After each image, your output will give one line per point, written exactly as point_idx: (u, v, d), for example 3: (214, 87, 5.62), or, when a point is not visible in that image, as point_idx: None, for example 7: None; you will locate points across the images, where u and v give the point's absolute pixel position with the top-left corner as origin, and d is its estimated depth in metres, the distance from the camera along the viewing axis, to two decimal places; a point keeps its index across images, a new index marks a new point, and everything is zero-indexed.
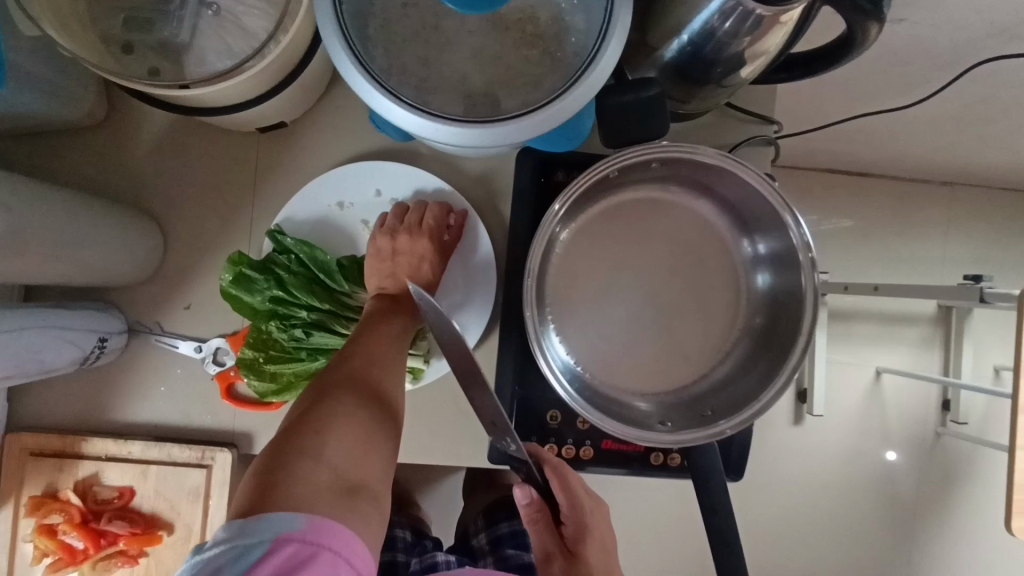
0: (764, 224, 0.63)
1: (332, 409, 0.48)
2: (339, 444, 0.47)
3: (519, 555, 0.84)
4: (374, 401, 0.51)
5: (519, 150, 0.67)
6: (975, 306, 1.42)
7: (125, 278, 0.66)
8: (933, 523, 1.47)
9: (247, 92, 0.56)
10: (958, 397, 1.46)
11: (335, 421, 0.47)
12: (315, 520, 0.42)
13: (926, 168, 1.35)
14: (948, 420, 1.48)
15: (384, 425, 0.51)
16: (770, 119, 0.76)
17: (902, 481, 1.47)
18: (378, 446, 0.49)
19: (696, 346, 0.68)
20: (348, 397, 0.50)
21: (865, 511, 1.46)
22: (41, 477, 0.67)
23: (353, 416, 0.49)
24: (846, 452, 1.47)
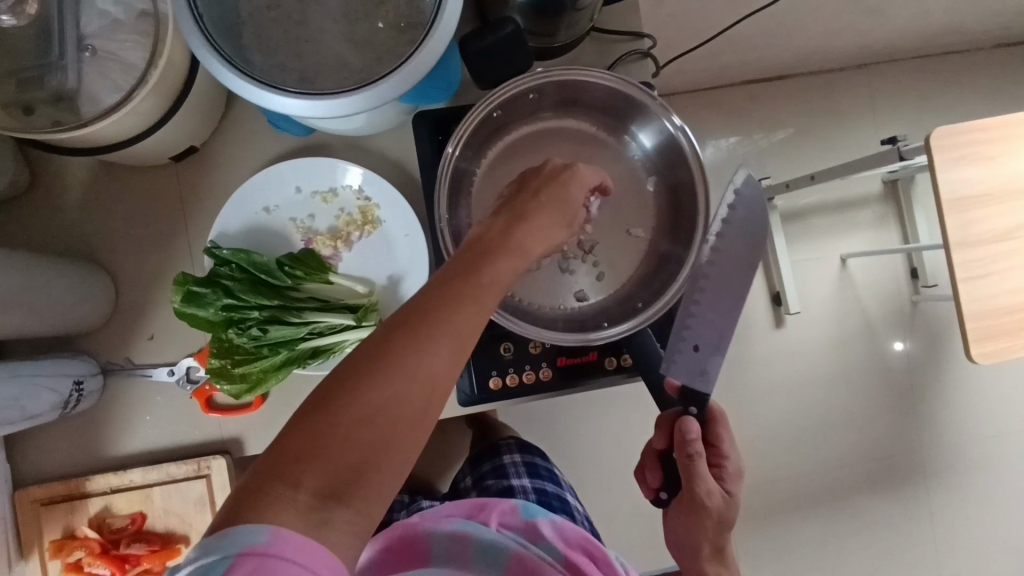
0: (644, 124, 0.70)
1: (358, 399, 0.40)
2: (341, 450, 0.40)
3: (497, 481, 0.88)
4: (418, 384, 0.42)
5: (413, 117, 0.73)
6: (915, 174, 1.49)
7: (86, 323, 0.71)
8: (929, 385, 1.53)
9: (144, 119, 0.61)
10: (923, 262, 1.53)
11: (403, 368, 0.41)
12: (280, 532, 0.38)
13: (835, 54, 1.40)
14: (920, 287, 1.55)
15: (414, 410, 0.41)
16: (639, 34, 0.80)
17: (890, 353, 1.53)
18: (398, 444, 0.41)
19: (619, 250, 0.74)
20: (387, 379, 0.41)
21: (862, 390, 1.52)
22: (57, 522, 0.72)
23: (377, 408, 0.40)
24: (831, 341, 1.52)
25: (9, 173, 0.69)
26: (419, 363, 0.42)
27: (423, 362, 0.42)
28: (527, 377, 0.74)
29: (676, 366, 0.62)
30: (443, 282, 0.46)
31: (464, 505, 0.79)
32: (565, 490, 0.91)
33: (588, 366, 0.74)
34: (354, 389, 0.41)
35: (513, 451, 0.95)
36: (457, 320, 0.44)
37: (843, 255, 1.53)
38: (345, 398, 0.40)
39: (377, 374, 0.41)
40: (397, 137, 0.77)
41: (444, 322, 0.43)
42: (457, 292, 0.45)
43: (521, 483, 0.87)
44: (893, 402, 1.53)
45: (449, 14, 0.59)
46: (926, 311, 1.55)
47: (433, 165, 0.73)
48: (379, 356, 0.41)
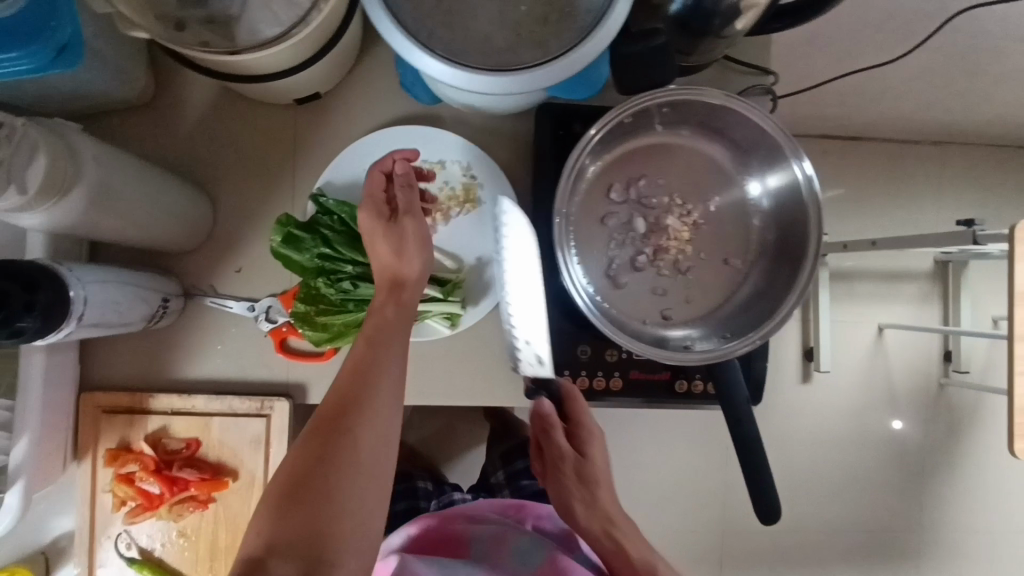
0: (767, 158, 0.68)
1: (313, 483, 0.51)
2: (308, 525, 0.49)
3: (533, 485, 0.90)
4: (349, 463, 0.52)
5: (538, 106, 0.73)
6: (970, 259, 1.48)
7: (181, 243, 0.72)
8: (941, 469, 1.52)
9: (290, 59, 0.62)
10: (959, 346, 1.51)
11: (368, 407, 0.55)
12: None
13: (918, 125, 1.40)
14: (950, 370, 1.53)
15: (358, 483, 0.52)
16: (767, 70, 0.81)
17: (908, 429, 1.53)
18: (350, 508, 0.51)
19: (712, 277, 0.74)
20: (320, 468, 0.51)
21: (874, 460, 1.52)
22: (114, 432, 0.72)
23: (323, 491, 0.50)
24: (853, 406, 1.52)
25: (139, 83, 0.69)
26: (353, 444, 0.53)
27: (348, 447, 0.53)
28: (598, 383, 0.74)
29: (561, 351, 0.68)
30: (364, 355, 0.57)
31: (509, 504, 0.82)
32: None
33: (660, 385, 0.75)
34: (305, 477, 0.51)
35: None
36: (365, 411, 0.54)
37: (881, 324, 1.53)
38: (309, 467, 0.51)
39: (313, 468, 0.51)
40: (514, 122, 0.77)
41: (361, 412, 0.54)
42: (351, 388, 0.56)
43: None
44: (903, 478, 1.53)
45: (613, 20, 0.60)
46: (950, 394, 1.53)
47: (548, 158, 0.73)
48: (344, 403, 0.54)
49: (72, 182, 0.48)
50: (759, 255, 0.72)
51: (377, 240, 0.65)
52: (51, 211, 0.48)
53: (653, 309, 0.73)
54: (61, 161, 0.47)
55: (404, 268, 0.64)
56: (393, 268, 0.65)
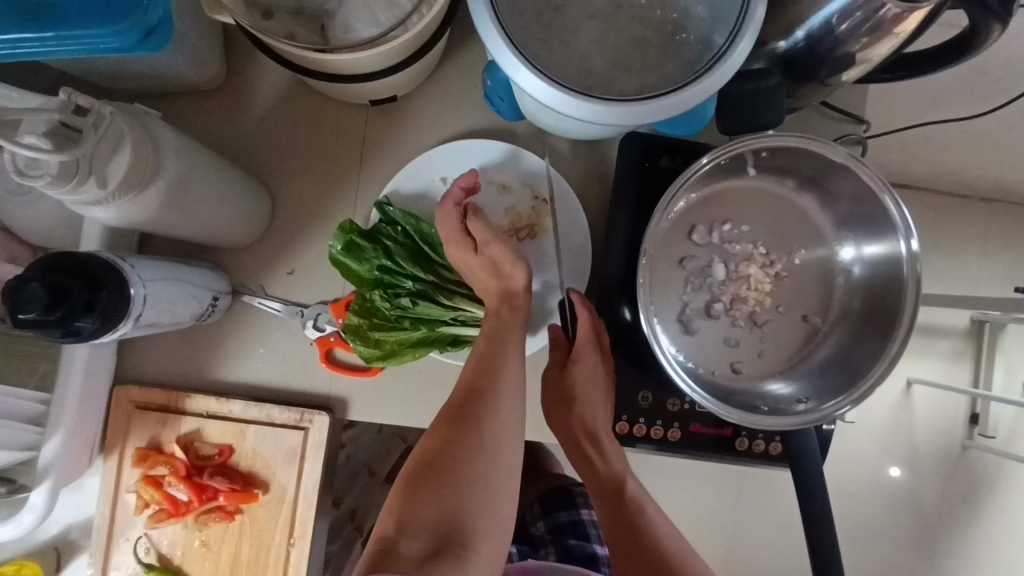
0: (866, 217, 0.64)
1: (445, 466, 0.51)
2: (441, 506, 0.50)
3: (580, 545, 0.92)
4: (479, 452, 0.53)
5: (625, 135, 0.69)
6: (1009, 322, 1.44)
7: (237, 239, 0.68)
8: (954, 533, 1.48)
9: (381, 62, 0.58)
10: (987, 410, 1.47)
11: (492, 404, 0.55)
12: (391, 574, 0.45)
13: (973, 180, 1.36)
14: (975, 433, 1.49)
15: (487, 473, 0.52)
16: (861, 119, 0.77)
17: (926, 489, 1.49)
18: (481, 496, 0.51)
19: (788, 335, 0.70)
20: (452, 453, 0.52)
21: (888, 517, 1.48)
22: (145, 430, 0.68)
23: (455, 476, 0.51)
24: (872, 459, 1.48)
25: (214, 67, 0.66)
26: (483, 434, 0.53)
27: (478, 436, 0.53)
28: (655, 432, 0.70)
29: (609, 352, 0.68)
30: (487, 352, 0.58)
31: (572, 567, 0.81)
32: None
33: (719, 441, 0.71)
34: (437, 461, 0.52)
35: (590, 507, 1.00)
36: (496, 403, 0.55)
37: (910, 378, 1.48)
38: (438, 457, 0.52)
39: (445, 453, 0.52)
40: (595, 147, 0.74)
41: (491, 404, 0.55)
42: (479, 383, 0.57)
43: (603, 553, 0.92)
44: (916, 539, 1.48)
45: (735, 55, 0.56)
46: (973, 457, 1.49)
47: (630, 190, 0.69)
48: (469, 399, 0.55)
49: (153, 176, 0.45)
50: (841, 319, 0.68)
51: (478, 266, 0.64)
52: (127, 205, 0.44)
53: (723, 360, 0.69)
54: (144, 152, 0.43)
55: (514, 284, 0.63)
56: (501, 285, 0.64)
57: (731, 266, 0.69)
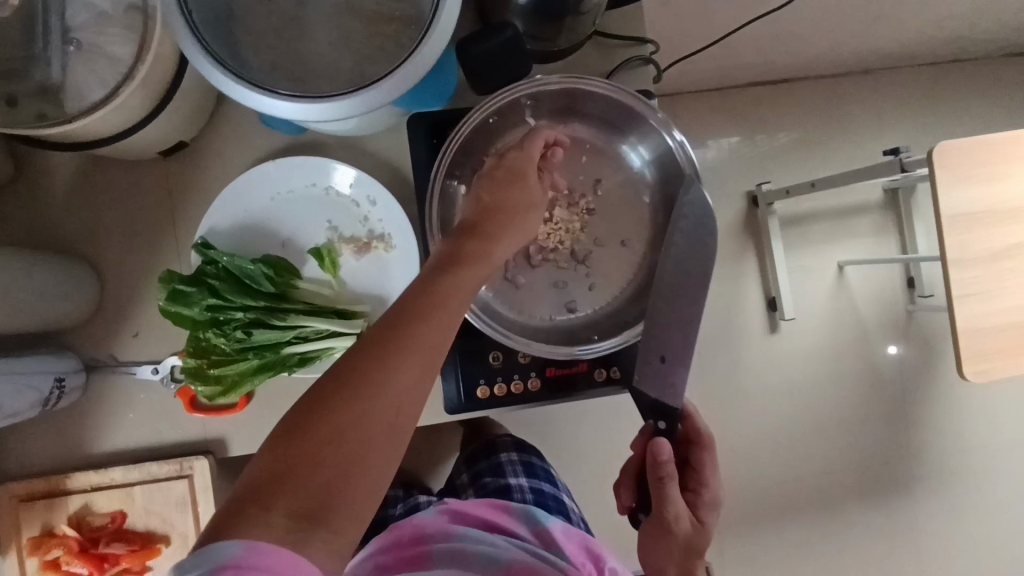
0: (641, 132, 0.69)
1: (323, 416, 0.42)
2: (313, 479, 0.40)
3: (496, 479, 0.86)
4: (361, 411, 0.42)
5: (408, 118, 0.71)
6: (916, 183, 1.46)
7: (71, 319, 0.70)
8: (920, 396, 1.52)
9: (131, 116, 0.61)
10: (920, 271, 1.50)
11: (419, 338, 0.46)
12: (255, 544, 0.37)
13: (841, 58, 1.38)
14: (916, 296, 1.52)
15: (384, 423, 0.43)
16: (643, 39, 0.80)
17: (881, 363, 1.51)
18: (376, 463, 0.42)
19: (612, 261, 0.73)
20: (355, 395, 0.43)
21: (852, 400, 1.50)
22: (36, 519, 0.71)
23: (355, 437, 0.42)
24: (823, 349, 1.50)
25: None
26: (398, 382, 0.44)
27: (363, 390, 0.43)
28: (516, 387, 0.73)
29: (645, 380, 0.63)
30: (422, 290, 0.49)
31: (481, 506, 0.78)
32: (563, 489, 0.90)
33: (578, 379, 0.74)
34: (309, 414, 0.42)
35: (510, 450, 0.93)
36: (429, 327, 0.47)
37: (840, 262, 1.51)
38: (347, 387, 0.43)
39: (335, 390, 0.43)
40: (394, 137, 0.76)
41: (406, 351, 0.45)
42: (396, 321, 0.47)
43: (518, 482, 0.86)
44: (884, 408, 1.51)
45: (444, 21, 0.58)
46: (919, 319, 1.53)
47: (428, 171, 0.71)
48: (397, 328, 0.46)
49: None
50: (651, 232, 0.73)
51: None
52: None
53: (557, 304, 0.72)
54: None
55: None
56: None
57: None
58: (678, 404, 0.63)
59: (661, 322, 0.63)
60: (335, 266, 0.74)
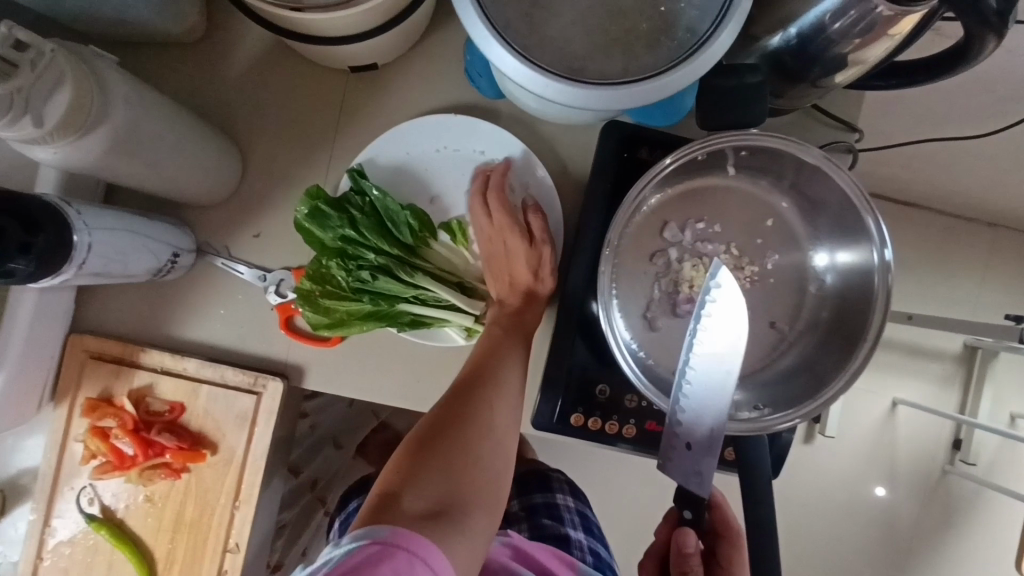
0: (842, 224, 0.63)
1: (444, 430, 0.53)
2: (435, 479, 0.50)
3: (554, 525, 0.80)
4: (467, 425, 0.54)
5: (606, 122, 0.68)
6: (1002, 350, 1.40)
7: (203, 198, 0.67)
8: (928, 558, 1.46)
9: (353, 25, 0.57)
10: (971, 436, 1.43)
11: (504, 373, 0.59)
12: (397, 529, 0.45)
13: (978, 203, 1.33)
14: (957, 459, 1.46)
15: (491, 432, 0.55)
16: (854, 127, 0.75)
17: (902, 513, 1.45)
18: (481, 470, 0.53)
19: (755, 341, 0.68)
20: (462, 413, 0.55)
21: (860, 537, 1.45)
22: (98, 381, 0.68)
23: (462, 460, 0.52)
24: (851, 477, 1.44)
25: (191, 21, 0.65)
26: (493, 412, 0.56)
27: (468, 407, 0.55)
28: (609, 427, 0.69)
29: (669, 464, 0.58)
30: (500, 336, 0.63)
31: (547, 553, 0.71)
32: (613, 554, 0.84)
33: None
34: (429, 425, 0.54)
35: (566, 492, 0.89)
36: (510, 365, 0.60)
37: (896, 399, 1.45)
38: (458, 404, 0.55)
39: (450, 407, 0.55)
40: (579, 132, 0.72)
41: (494, 388, 0.57)
42: (483, 359, 0.60)
43: (578, 537, 0.79)
44: (891, 559, 1.46)
45: (707, 56, 0.55)
46: (952, 483, 1.46)
47: (607, 181, 0.67)
48: (485, 368, 0.59)
49: (99, 120, 0.48)
50: (807, 329, 0.67)
51: (505, 260, 0.67)
52: (71, 147, 0.47)
53: None
54: (86, 96, 0.46)
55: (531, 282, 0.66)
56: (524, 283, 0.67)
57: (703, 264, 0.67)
58: (706, 493, 0.57)
59: (693, 402, 0.56)
60: (467, 242, 0.71)
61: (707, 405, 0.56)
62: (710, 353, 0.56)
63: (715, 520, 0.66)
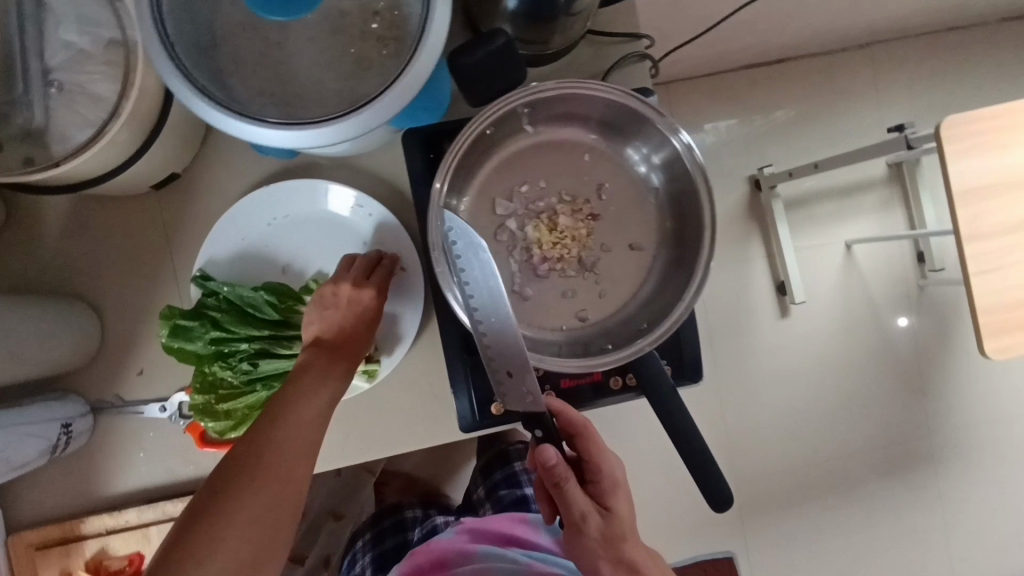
0: (645, 133, 0.66)
1: (238, 484, 0.50)
2: (225, 541, 0.48)
3: (511, 492, 0.87)
4: (264, 471, 0.51)
5: (404, 135, 0.69)
6: (923, 155, 1.37)
7: (72, 363, 0.69)
8: (942, 378, 1.44)
9: (117, 155, 0.58)
10: (930, 246, 1.41)
11: (303, 404, 0.57)
12: None
13: (837, 35, 1.32)
14: (927, 270, 1.43)
15: (293, 472, 0.53)
16: (638, 34, 0.77)
17: (901, 346, 1.43)
18: (280, 514, 0.51)
19: (622, 268, 0.71)
20: (258, 459, 0.52)
21: (870, 386, 1.43)
22: (52, 564, 0.72)
23: (261, 516, 0.50)
24: (839, 326, 1.43)
25: None
26: (293, 447, 0.54)
27: (264, 452, 0.53)
28: None
29: (508, 397, 0.59)
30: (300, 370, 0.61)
31: (497, 520, 0.80)
32: None
33: (590, 387, 0.72)
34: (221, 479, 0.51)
35: (524, 458, 0.94)
36: (310, 394, 0.59)
37: (848, 242, 1.42)
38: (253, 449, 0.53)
39: (243, 456, 0.52)
40: (389, 152, 0.73)
41: (292, 421, 0.56)
42: (284, 394, 0.58)
43: (535, 493, 0.87)
44: (902, 394, 1.43)
45: (435, 33, 0.53)
46: (931, 295, 1.44)
47: (427, 187, 0.69)
48: (283, 403, 0.57)
49: None
50: (661, 237, 0.70)
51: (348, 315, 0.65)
52: None
53: (567, 313, 0.70)
54: None
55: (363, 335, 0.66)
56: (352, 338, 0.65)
57: (543, 222, 0.70)
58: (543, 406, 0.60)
59: (498, 344, 0.57)
60: None
61: (509, 342, 0.57)
62: (481, 295, 0.57)
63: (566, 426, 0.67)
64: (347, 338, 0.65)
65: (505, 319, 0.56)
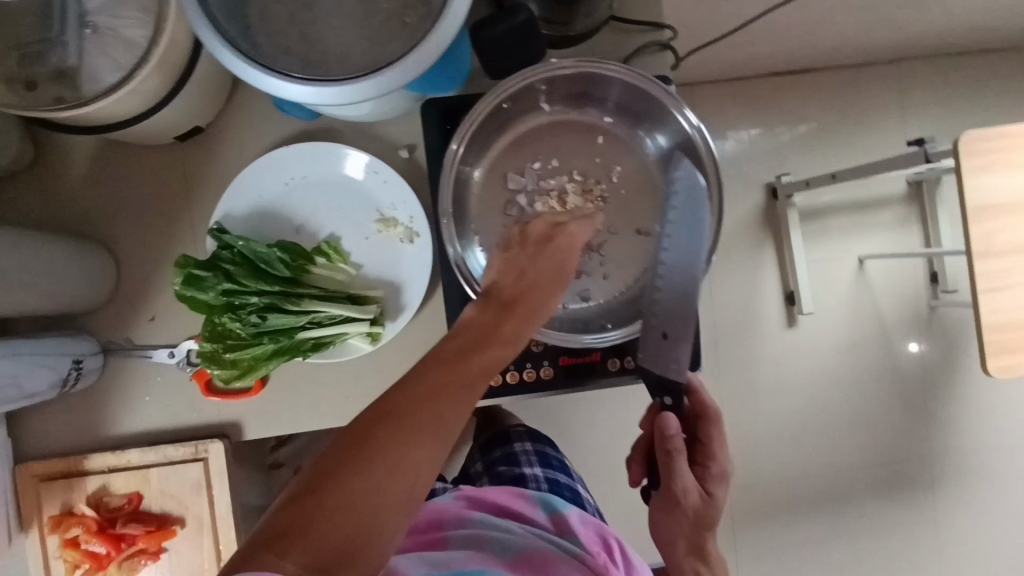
0: (658, 117, 0.67)
1: (365, 455, 0.40)
2: (329, 523, 0.38)
3: (509, 469, 0.88)
4: (397, 445, 0.41)
5: (423, 105, 0.71)
6: (943, 175, 1.36)
7: (88, 303, 0.71)
8: (947, 399, 1.42)
9: (143, 100, 0.60)
10: (945, 267, 1.40)
11: (463, 374, 0.46)
12: None
13: (867, 48, 1.31)
14: (939, 292, 1.42)
15: (429, 456, 0.42)
16: (661, 24, 0.78)
17: (907, 368, 1.43)
18: (400, 503, 0.40)
19: (627, 251, 0.72)
20: (385, 427, 0.42)
21: (872, 402, 1.42)
22: (56, 498, 0.74)
23: (373, 499, 0.39)
24: (845, 343, 1.42)
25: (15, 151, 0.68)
26: (438, 422, 0.43)
27: (403, 423, 0.42)
28: (528, 375, 0.72)
29: (646, 355, 0.61)
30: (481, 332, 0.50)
31: (499, 493, 0.79)
32: (576, 477, 0.91)
33: (588, 366, 0.72)
34: (348, 450, 0.41)
35: (524, 439, 0.94)
36: (480, 361, 0.47)
37: (861, 257, 1.42)
38: (386, 414, 0.43)
39: (376, 423, 0.42)
40: (407, 122, 0.75)
41: (452, 391, 0.45)
42: (447, 357, 0.47)
43: (533, 472, 0.87)
44: (905, 412, 1.42)
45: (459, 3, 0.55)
46: (943, 316, 1.43)
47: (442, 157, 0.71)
48: (444, 364, 0.46)
49: None
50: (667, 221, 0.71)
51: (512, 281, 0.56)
52: None
53: (570, 291, 0.71)
54: None
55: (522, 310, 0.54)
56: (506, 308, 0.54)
57: (552, 200, 0.71)
58: (683, 378, 0.60)
59: (669, 301, 0.60)
60: (342, 255, 0.74)
61: (684, 303, 0.59)
62: (676, 259, 0.60)
63: (695, 405, 0.67)
64: (511, 313, 0.53)
65: (693, 282, 0.59)
